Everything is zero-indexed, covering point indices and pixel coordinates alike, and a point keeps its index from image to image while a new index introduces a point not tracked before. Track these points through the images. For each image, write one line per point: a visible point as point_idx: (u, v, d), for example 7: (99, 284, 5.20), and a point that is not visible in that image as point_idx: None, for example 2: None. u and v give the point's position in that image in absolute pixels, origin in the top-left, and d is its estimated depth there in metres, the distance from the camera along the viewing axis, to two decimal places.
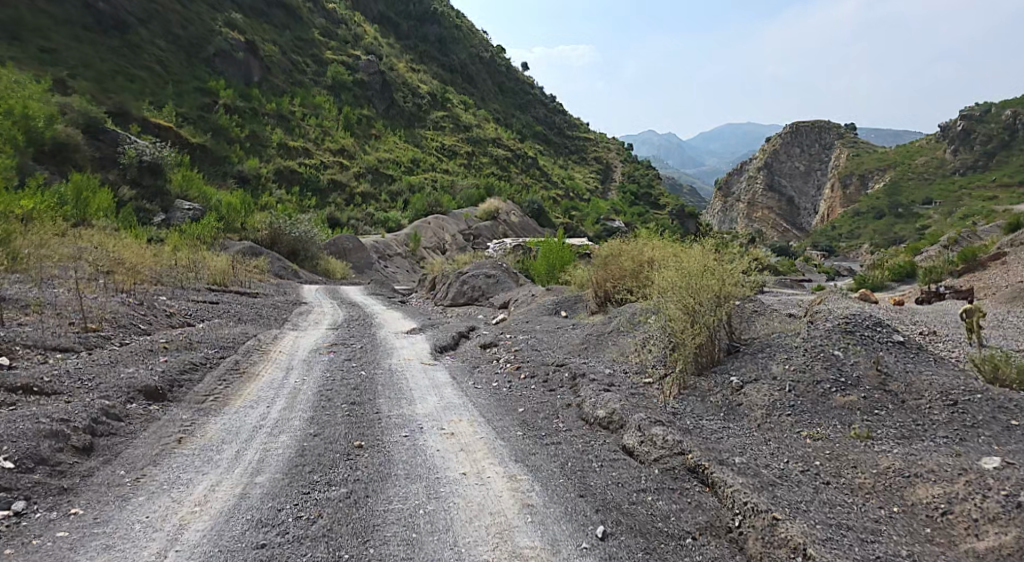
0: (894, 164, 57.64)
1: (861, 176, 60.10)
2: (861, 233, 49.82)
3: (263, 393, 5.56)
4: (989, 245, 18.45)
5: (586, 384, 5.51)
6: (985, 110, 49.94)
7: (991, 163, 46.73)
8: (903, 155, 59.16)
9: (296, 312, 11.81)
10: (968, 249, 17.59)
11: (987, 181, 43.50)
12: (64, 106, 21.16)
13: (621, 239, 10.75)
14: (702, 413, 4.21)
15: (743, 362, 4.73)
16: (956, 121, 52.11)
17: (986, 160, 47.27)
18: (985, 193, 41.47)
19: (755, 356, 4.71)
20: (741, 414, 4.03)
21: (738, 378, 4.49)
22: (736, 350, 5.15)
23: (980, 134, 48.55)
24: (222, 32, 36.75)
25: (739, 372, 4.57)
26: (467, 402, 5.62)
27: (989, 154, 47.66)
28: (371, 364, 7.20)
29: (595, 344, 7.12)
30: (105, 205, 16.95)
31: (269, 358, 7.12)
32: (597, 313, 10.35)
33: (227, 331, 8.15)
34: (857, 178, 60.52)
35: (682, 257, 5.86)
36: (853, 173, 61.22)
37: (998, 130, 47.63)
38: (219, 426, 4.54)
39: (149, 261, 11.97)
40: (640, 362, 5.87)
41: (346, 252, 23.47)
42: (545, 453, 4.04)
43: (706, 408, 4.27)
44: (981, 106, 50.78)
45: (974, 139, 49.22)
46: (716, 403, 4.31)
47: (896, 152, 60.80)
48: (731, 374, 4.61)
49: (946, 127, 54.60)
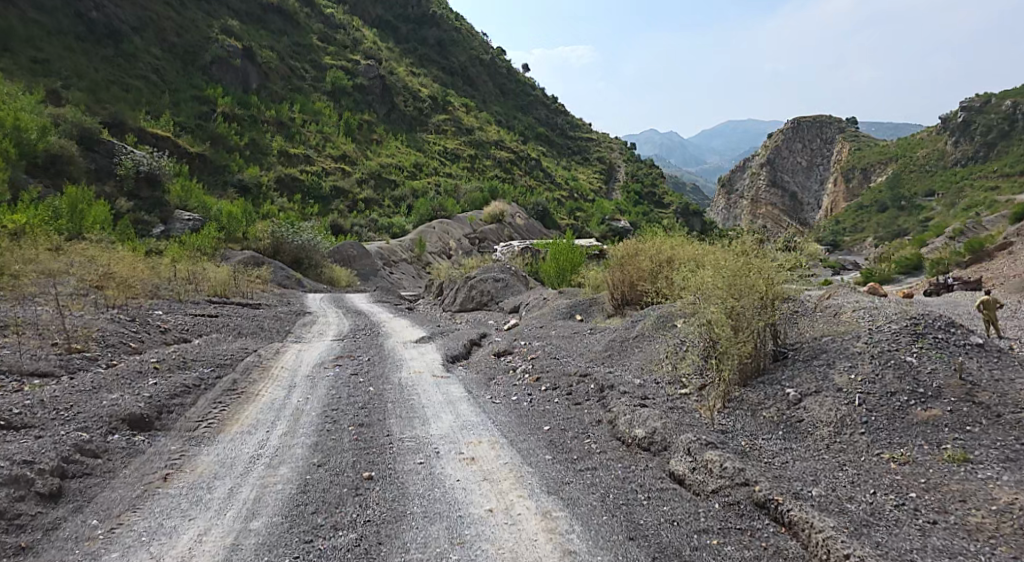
0: (895, 157, 56.57)
1: (863, 171, 59.10)
2: (865, 227, 49.13)
3: (261, 417, 5.10)
4: (998, 235, 17.88)
5: (617, 397, 5.02)
6: (985, 102, 49.08)
7: (990, 153, 45.73)
8: (903, 148, 58.03)
9: (299, 323, 11.36)
10: (975, 240, 17.17)
11: (988, 172, 42.58)
12: (57, 117, 20.85)
13: (636, 238, 10.25)
14: (755, 431, 3.74)
15: (796, 371, 4.24)
16: (955, 113, 51.22)
17: (985, 150, 46.20)
18: (985, 183, 40.58)
19: (809, 365, 4.22)
20: (804, 433, 3.54)
21: (794, 390, 4.00)
22: (785, 357, 4.64)
23: (979, 125, 47.60)
24: (219, 39, 36.50)
25: (794, 383, 4.09)
26: (485, 420, 5.13)
27: (989, 145, 46.29)
28: (380, 378, 6.73)
29: (620, 351, 6.60)
30: (100, 217, 16.60)
31: (269, 375, 6.66)
32: (615, 317, 9.90)
33: (224, 347, 7.71)
34: (858, 173, 59.68)
35: (716, 255, 5.42)
36: (855, 167, 60.43)
37: (998, 120, 46.77)
38: (210, 458, 4.08)
39: (142, 272, 11.55)
40: (673, 371, 5.39)
41: (351, 259, 23.01)
42: (581, 483, 3.52)
43: (760, 425, 3.79)
44: (980, 97, 50.02)
45: (974, 130, 48.25)
46: (771, 418, 3.82)
47: (898, 144, 59.83)
48: (783, 385, 4.13)
49: (944, 118, 53.55)
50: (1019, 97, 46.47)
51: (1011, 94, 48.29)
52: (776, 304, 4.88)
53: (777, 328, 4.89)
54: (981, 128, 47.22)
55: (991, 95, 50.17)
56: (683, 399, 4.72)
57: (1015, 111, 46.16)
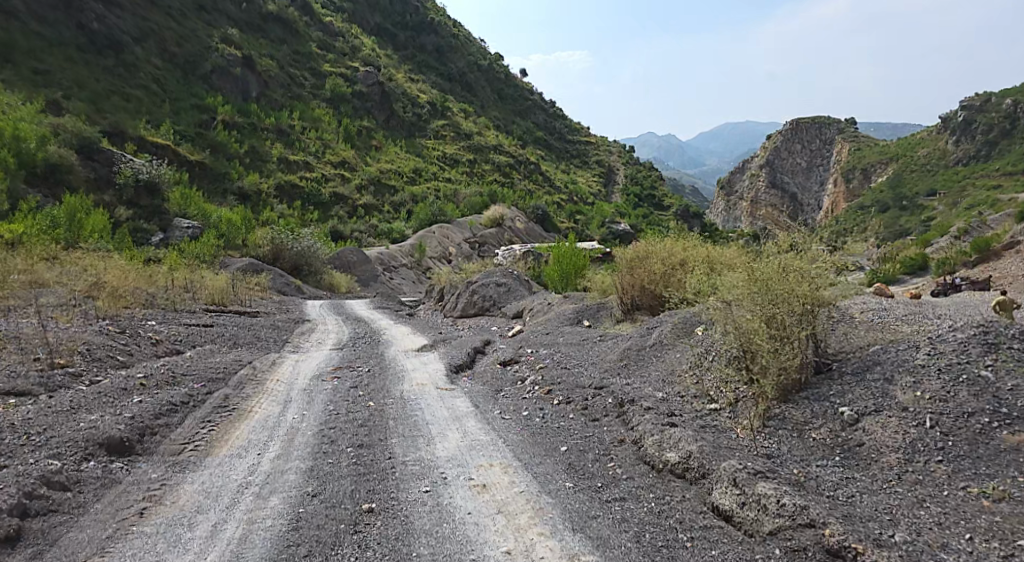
0: (895, 156, 56.00)
1: (863, 170, 58.46)
2: None
3: (252, 438, 4.70)
4: (1003, 234, 17.47)
5: (639, 413, 4.60)
6: (985, 100, 48.68)
7: (992, 152, 45.43)
8: (904, 146, 57.65)
9: (297, 331, 10.93)
10: (980, 239, 16.62)
11: (990, 170, 42.26)
12: (55, 126, 20.55)
13: (646, 240, 9.79)
14: (806, 457, 3.35)
15: (847, 386, 3.86)
16: (956, 112, 50.63)
17: (987, 149, 45.92)
18: (988, 181, 40.27)
19: (862, 382, 3.82)
20: (866, 461, 3.19)
21: (849, 407, 3.62)
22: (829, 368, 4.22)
23: (979, 124, 47.31)
24: (218, 48, 36.26)
25: (848, 401, 3.70)
26: (495, 438, 4.72)
27: (991, 143, 46.17)
28: (381, 392, 6.30)
29: (637, 362, 6.16)
30: (99, 225, 16.27)
31: (263, 390, 6.24)
32: (626, 322, 9.48)
33: (217, 358, 7.30)
34: (859, 173, 59.01)
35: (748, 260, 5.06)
36: (855, 167, 59.79)
37: (998, 119, 46.42)
38: (193, 487, 3.70)
39: (135, 280, 11.11)
40: (698, 383, 4.95)
41: (351, 265, 22.64)
42: (609, 517, 3.12)
43: (809, 450, 3.41)
44: (980, 95, 49.61)
45: (975, 129, 47.74)
46: (823, 442, 3.44)
47: (898, 144, 59.39)
48: (833, 402, 3.74)
49: (944, 118, 53.10)
50: (1021, 94, 45.74)
51: (1012, 92, 47.91)
52: (817, 312, 4.50)
53: (817, 338, 4.48)
54: (982, 126, 46.87)
55: (992, 93, 49.76)
56: (714, 416, 4.29)
57: (1016, 109, 45.87)
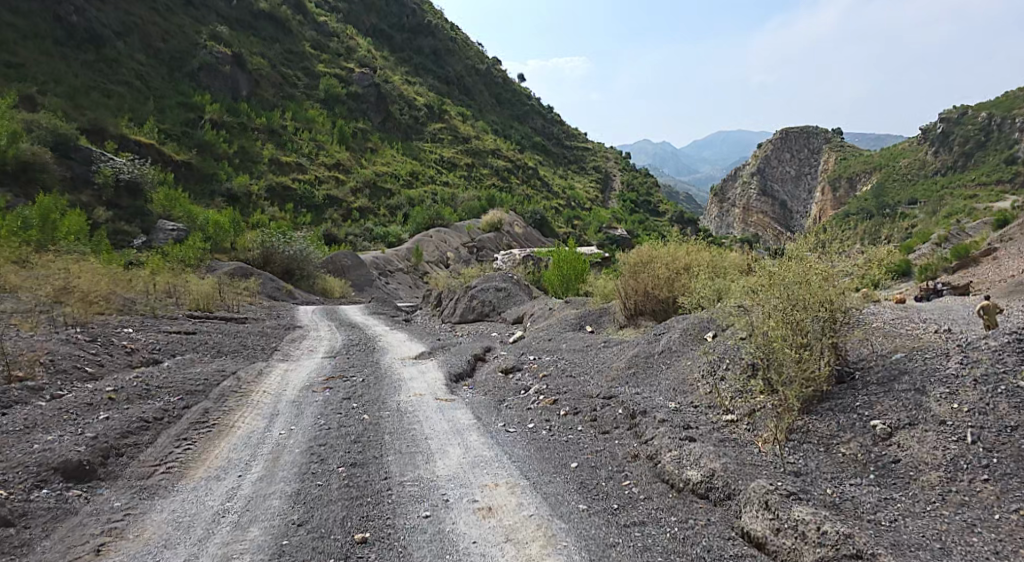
0: (880, 166, 55.93)
1: (849, 179, 58.23)
2: None
3: (232, 460, 4.41)
4: (981, 241, 17.51)
5: (653, 425, 4.27)
6: (962, 113, 49.08)
7: (969, 162, 45.61)
8: (889, 156, 57.66)
9: (288, 338, 10.55)
10: (959, 246, 16.70)
11: (966, 180, 42.37)
12: (31, 123, 20.09)
13: (648, 245, 9.59)
14: (839, 475, 3.04)
15: (874, 397, 3.56)
16: (935, 123, 50.75)
17: (965, 160, 46.03)
18: (963, 191, 40.25)
19: (892, 393, 3.51)
20: (906, 480, 2.88)
21: (881, 420, 3.32)
22: (854, 378, 3.90)
23: (957, 136, 47.46)
24: (207, 45, 35.75)
25: (880, 413, 3.39)
26: (499, 454, 4.40)
27: (966, 155, 46.16)
28: (376, 403, 5.96)
29: (646, 370, 5.84)
30: (75, 228, 15.83)
31: (248, 403, 5.91)
32: (629, 328, 9.16)
33: (199, 368, 6.98)
34: (846, 181, 58.76)
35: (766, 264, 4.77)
36: (842, 176, 59.52)
37: (974, 132, 46.64)
38: (162, 518, 3.44)
39: (111, 283, 10.71)
40: (713, 391, 4.62)
41: (345, 269, 22.15)
42: (626, 545, 2.80)
43: (838, 466, 3.12)
44: (957, 108, 50.00)
45: (952, 140, 47.88)
46: (854, 459, 3.13)
47: (883, 153, 59.46)
48: (862, 415, 3.44)
49: (925, 129, 53.27)
50: (994, 109, 46.85)
51: (989, 106, 48.32)
52: (840, 319, 4.21)
53: (842, 346, 4.17)
54: (959, 138, 47.12)
55: (969, 105, 50.11)
56: (733, 429, 3.96)
57: (991, 122, 46.20)
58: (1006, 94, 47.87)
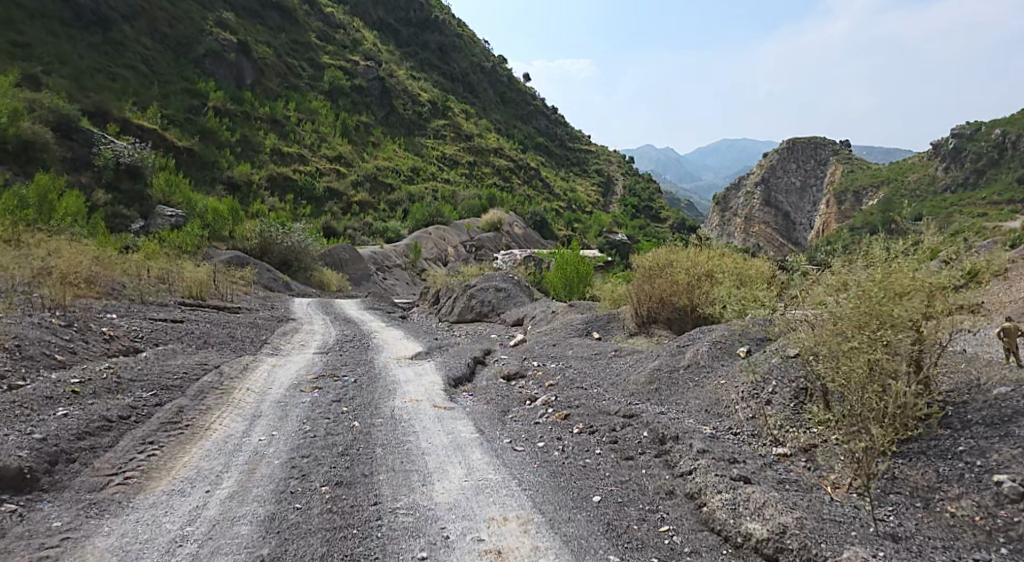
0: (887, 181, 55.13)
1: (856, 193, 57.45)
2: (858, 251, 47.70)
3: (202, 470, 3.81)
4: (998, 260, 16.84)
5: (691, 455, 3.71)
6: (976, 130, 48.32)
7: (980, 180, 44.84)
8: (896, 171, 56.89)
9: (278, 331, 9.94)
10: None
11: (978, 198, 41.65)
12: (32, 101, 19.59)
13: (668, 248, 8.96)
14: (955, 545, 2.53)
15: (985, 443, 3.02)
16: (946, 139, 49.95)
17: (976, 177, 45.24)
18: (974, 208, 39.39)
19: (1011, 440, 2.96)
20: None
21: (1006, 475, 2.75)
22: (954, 416, 3.38)
23: (970, 152, 46.59)
24: (213, 31, 35.14)
25: (1000, 466, 2.83)
26: (508, 478, 3.82)
27: (978, 172, 45.45)
28: (368, 408, 5.38)
29: (672, 387, 5.26)
30: (71, 208, 15.24)
31: (230, 403, 5.34)
32: (639, 337, 8.63)
33: (177, 360, 6.38)
34: (852, 196, 57.97)
35: (837, 270, 4.17)
36: (848, 190, 58.81)
37: (987, 149, 45.77)
38: (107, 544, 2.85)
39: (96, 263, 10.11)
40: (759, 417, 4.08)
41: (343, 263, 21.63)
42: None
43: (950, 537, 2.58)
44: (971, 124, 49.33)
45: (964, 157, 46.95)
46: (974, 529, 2.59)
47: (890, 168, 58.71)
48: (973, 466, 2.91)
49: (936, 144, 52.35)
50: (1009, 126, 45.95)
51: (1003, 123, 47.46)
52: (937, 342, 3.67)
53: (936, 375, 3.62)
54: (972, 154, 46.29)
55: (980, 123, 49.42)
56: (797, 470, 3.42)
57: (1006, 140, 45.35)
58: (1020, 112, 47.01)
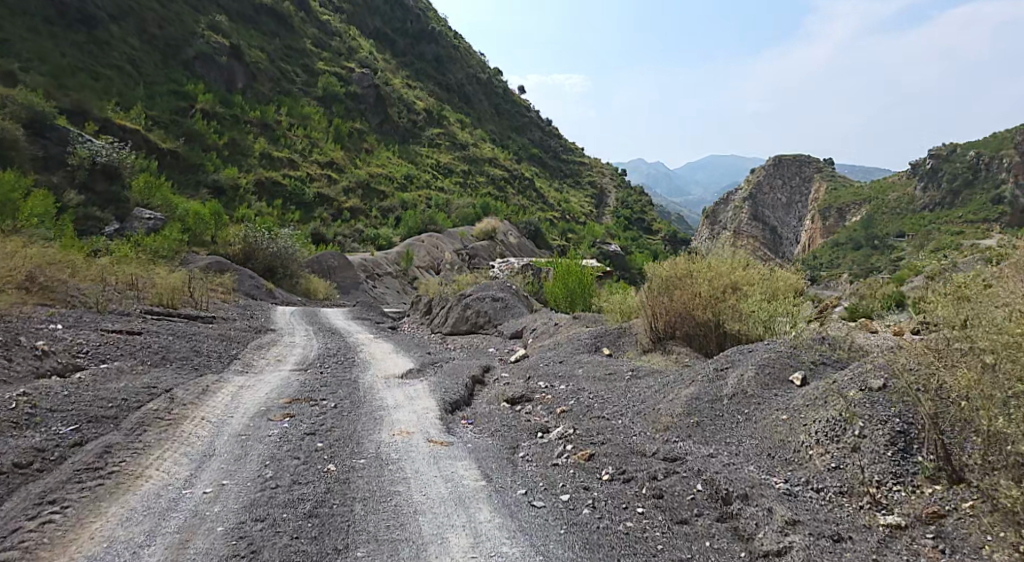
0: (869, 198, 54.77)
1: (839, 210, 57.09)
2: (840, 262, 43.72)
3: (111, 544, 2.84)
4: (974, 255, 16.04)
5: (772, 533, 2.82)
6: (952, 150, 47.11)
7: (956, 200, 43.13)
8: (878, 188, 56.39)
9: (253, 344, 8.92)
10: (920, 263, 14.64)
11: (953, 217, 40.49)
12: (6, 97, 18.52)
13: (688, 257, 8.05)
14: None
15: None
16: (924, 159, 48.78)
17: (952, 197, 43.54)
18: (953, 227, 38.65)
19: None
20: None
21: None
22: None
23: (945, 172, 44.90)
24: (204, 35, 34.12)
25: None
26: (526, 552, 2.88)
27: (954, 192, 43.68)
28: (348, 444, 4.42)
29: (715, 422, 4.35)
30: (39, 210, 14.18)
31: (177, 437, 4.38)
32: (655, 353, 7.70)
33: (119, 383, 5.39)
34: (835, 212, 57.57)
35: (965, 286, 3.07)
36: (832, 206, 58.45)
37: (963, 169, 44.02)
38: None
39: (49, 268, 9.03)
40: (847, 469, 3.27)
41: (331, 270, 20.66)
42: None
43: None
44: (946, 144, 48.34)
45: (941, 177, 45.43)
46: None
47: (874, 185, 58.28)
48: None
49: (913, 164, 51.68)
50: (982, 148, 45.16)
51: (977, 145, 46.63)
52: None
53: None
54: (947, 174, 44.67)
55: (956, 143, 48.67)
56: (926, 556, 2.51)
57: (984, 160, 44.03)
58: (994, 135, 46.32)
